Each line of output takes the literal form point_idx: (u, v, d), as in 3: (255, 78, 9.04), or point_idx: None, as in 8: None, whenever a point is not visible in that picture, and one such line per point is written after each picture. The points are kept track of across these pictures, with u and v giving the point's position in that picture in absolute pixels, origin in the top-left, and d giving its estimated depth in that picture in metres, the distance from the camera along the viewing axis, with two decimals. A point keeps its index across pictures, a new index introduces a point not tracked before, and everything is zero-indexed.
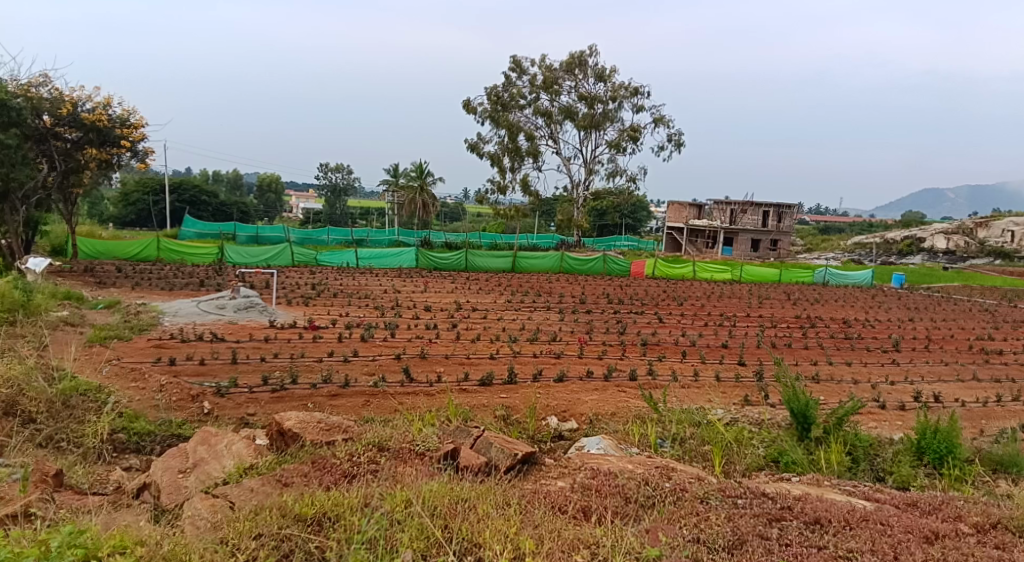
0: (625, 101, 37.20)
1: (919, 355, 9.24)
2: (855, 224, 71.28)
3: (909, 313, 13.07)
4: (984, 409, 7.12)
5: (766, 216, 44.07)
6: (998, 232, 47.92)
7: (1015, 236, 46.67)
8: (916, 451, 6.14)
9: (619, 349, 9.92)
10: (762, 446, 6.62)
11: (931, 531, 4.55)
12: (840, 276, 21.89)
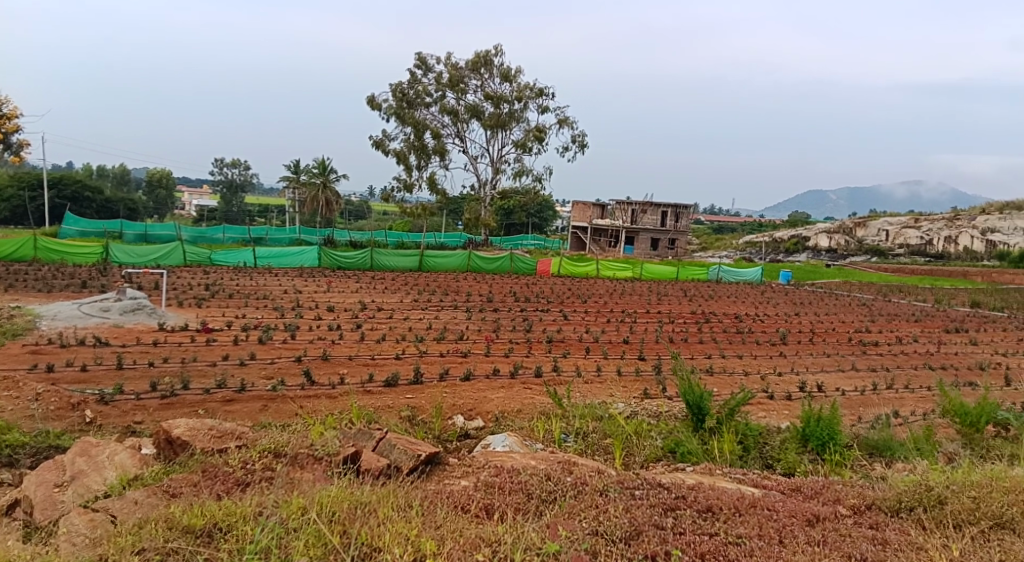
0: (530, 101, 37.63)
1: (804, 348, 9.76)
2: (747, 224, 74.89)
3: (795, 307, 13.82)
4: (862, 397, 7.60)
5: (665, 216, 45.56)
6: (875, 230, 51.46)
7: (889, 235, 50.12)
8: (801, 438, 6.48)
9: (525, 347, 9.98)
10: (660, 438, 6.81)
11: (812, 514, 4.79)
12: (733, 273, 22.90)
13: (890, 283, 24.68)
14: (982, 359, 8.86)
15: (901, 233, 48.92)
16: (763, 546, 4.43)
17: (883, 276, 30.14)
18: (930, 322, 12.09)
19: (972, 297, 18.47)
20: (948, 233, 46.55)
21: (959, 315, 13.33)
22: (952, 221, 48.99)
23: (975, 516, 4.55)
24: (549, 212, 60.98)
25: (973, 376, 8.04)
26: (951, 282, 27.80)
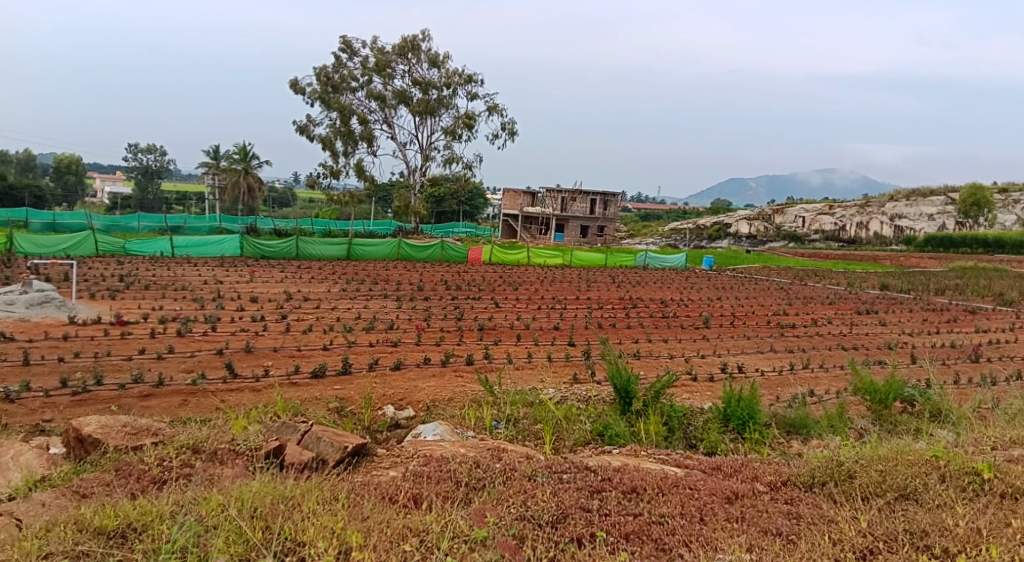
0: (459, 88, 37.43)
1: (725, 331, 10.06)
2: (673, 212, 76.62)
3: (717, 292, 14.23)
4: (780, 377, 7.90)
5: (593, 204, 46.35)
6: (793, 217, 53.46)
7: (806, 222, 52.17)
8: (723, 418, 6.68)
9: (456, 335, 9.94)
10: (589, 421, 6.90)
11: (731, 492, 4.94)
12: (659, 260, 23.44)
13: (806, 268, 25.74)
14: (890, 339, 9.32)
15: (816, 219, 51.05)
16: (684, 525, 4.53)
17: (800, 261, 31.39)
18: (842, 304, 12.65)
19: (881, 280, 19.44)
20: (859, 220, 48.91)
21: (869, 298, 14.01)
22: (863, 208, 51.59)
23: (881, 489, 4.67)
24: (481, 200, 60.84)
25: (882, 355, 8.45)
26: (862, 266, 29.17)
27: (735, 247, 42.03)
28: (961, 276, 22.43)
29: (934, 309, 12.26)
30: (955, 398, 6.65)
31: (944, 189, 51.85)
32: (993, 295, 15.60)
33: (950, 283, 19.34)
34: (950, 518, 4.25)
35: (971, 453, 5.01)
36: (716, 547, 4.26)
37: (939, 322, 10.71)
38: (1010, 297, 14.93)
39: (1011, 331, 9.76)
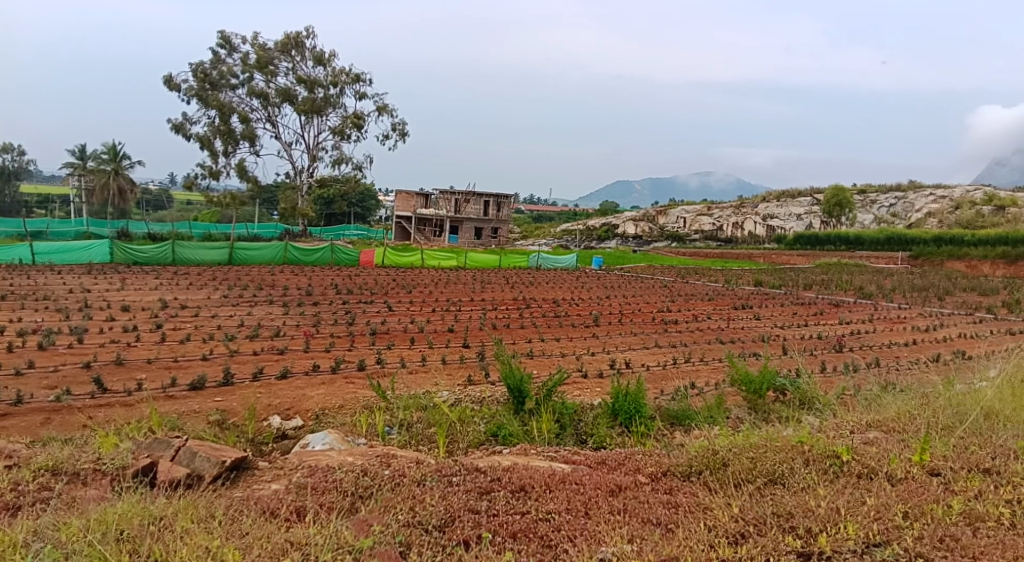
0: (346, 87, 36.78)
1: (614, 328, 10.34)
2: (564, 213, 78.19)
3: (605, 291, 14.61)
4: (664, 371, 8.21)
5: (487, 206, 46.63)
6: (676, 217, 55.70)
7: (688, 222, 54.50)
8: (612, 413, 6.85)
9: (347, 340, 9.71)
10: (483, 422, 6.90)
11: (615, 485, 5.06)
12: (551, 260, 23.84)
13: (688, 266, 26.93)
14: (763, 332, 9.86)
15: (697, 220, 53.52)
16: (570, 520, 4.59)
17: (683, 259, 32.80)
18: (720, 300, 13.30)
19: (756, 277, 20.62)
20: (735, 220, 51.68)
21: (745, 294, 14.78)
22: (739, 210, 54.60)
23: (752, 474, 4.91)
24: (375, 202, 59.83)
25: (756, 347, 8.92)
26: (739, 264, 30.79)
27: (622, 247, 43.50)
28: (825, 272, 24.09)
29: (803, 302, 13.09)
30: (822, 386, 7.09)
31: (811, 191, 55.62)
32: (854, 288, 16.85)
33: (817, 278, 20.75)
34: (813, 499, 4.46)
35: (832, 436, 5.31)
36: (599, 540, 4.33)
37: (808, 315, 11.44)
38: (867, 290, 16.17)
39: (869, 322, 10.55)
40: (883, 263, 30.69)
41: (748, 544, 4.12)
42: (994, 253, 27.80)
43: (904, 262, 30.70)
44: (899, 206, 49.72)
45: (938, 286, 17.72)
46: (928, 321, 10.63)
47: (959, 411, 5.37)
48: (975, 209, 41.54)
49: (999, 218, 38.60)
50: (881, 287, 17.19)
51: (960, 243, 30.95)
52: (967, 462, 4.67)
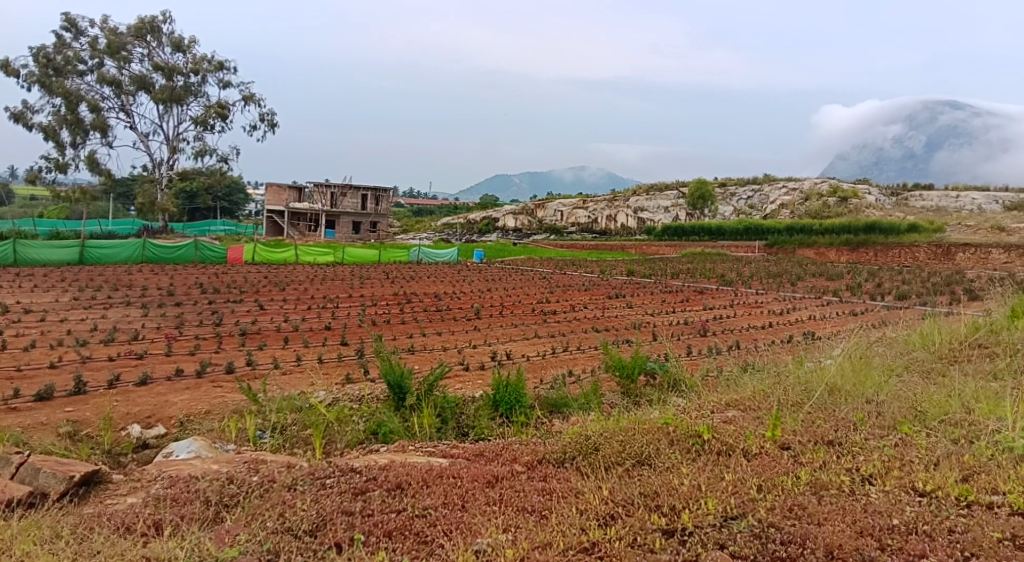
0: (208, 75, 35.00)
1: (495, 321, 10.44)
2: (444, 207, 78.33)
3: (485, 284, 14.73)
4: (544, 360, 8.37)
5: (365, 200, 46.01)
6: (553, 210, 56.84)
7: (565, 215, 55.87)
8: (493, 404, 6.89)
9: (214, 342, 9.24)
10: (362, 421, 6.73)
11: (492, 476, 5.02)
12: (431, 254, 23.73)
13: (564, 258, 27.59)
14: (636, 320, 10.26)
15: (573, 213, 54.95)
16: (446, 514, 4.49)
17: (559, 252, 33.60)
18: (596, 290, 13.71)
19: (628, 267, 21.44)
20: (609, 213, 53.49)
21: (618, 283, 15.31)
22: (612, 202, 56.57)
23: (621, 457, 5.08)
24: (242, 196, 57.36)
25: (628, 334, 9.28)
26: (613, 255, 31.92)
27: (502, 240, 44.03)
28: (691, 261, 25.38)
29: (671, 290, 13.73)
30: (688, 368, 7.47)
31: (677, 183, 58.47)
32: (717, 276, 17.88)
33: (683, 266, 21.85)
34: (677, 479, 4.64)
35: (694, 417, 5.58)
36: (475, 531, 4.26)
37: (675, 302, 12.00)
38: (728, 278, 17.18)
39: (730, 307, 11.20)
40: (742, 252, 32.76)
41: (618, 526, 4.21)
42: (838, 241, 30.34)
43: (761, 251, 32.87)
44: (756, 198, 53.14)
45: (790, 272, 19.08)
46: (782, 305, 11.42)
47: (806, 388, 5.79)
48: (822, 200, 45.14)
49: (841, 209, 42.14)
50: (741, 274, 18.32)
51: (809, 232, 33.36)
52: (813, 436, 4.98)
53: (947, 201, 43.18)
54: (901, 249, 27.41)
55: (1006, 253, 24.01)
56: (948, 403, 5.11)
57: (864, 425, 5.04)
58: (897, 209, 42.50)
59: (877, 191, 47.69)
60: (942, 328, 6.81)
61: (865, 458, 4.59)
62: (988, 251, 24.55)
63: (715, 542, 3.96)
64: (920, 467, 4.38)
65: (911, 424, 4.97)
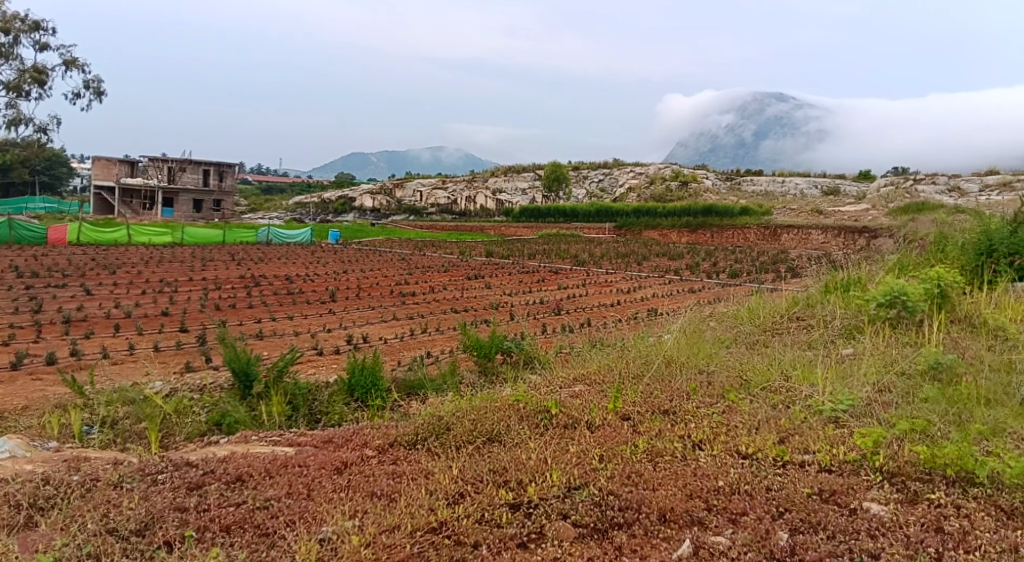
0: (21, 35, 31.52)
1: (351, 303, 10.18)
2: (297, 184, 76.04)
3: (340, 265, 14.33)
4: (402, 342, 8.25)
5: (207, 175, 43.38)
6: (412, 191, 56.33)
7: (424, 194, 55.44)
8: (347, 389, 6.59)
9: (32, 331, 8.39)
10: (204, 412, 6.35)
11: (340, 462, 4.75)
12: (282, 234, 22.84)
13: (423, 239, 27.43)
14: (493, 300, 10.38)
15: (432, 193, 54.70)
16: (290, 504, 4.22)
17: (417, 232, 33.46)
18: (455, 271, 13.71)
19: (486, 248, 21.66)
20: (468, 194, 53.71)
21: (477, 264, 15.42)
22: (471, 183, 56.92)
23: (472, 435, 4.98)
24: (66, 171, 52.24)
25: (486, 314, 9.36)
26: (471, 236, 32.14)
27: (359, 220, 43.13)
28: (547, 241, 26.02)
29: (527, 271, 14.01)
30: (542, 346, 7.64)
31: (530, 165, 59.71)
32: (571, 256, 18.47)
33: (539, 247, 22.40)
34: (525, 453, 4.66)
35: (544, 393, 5.69)
36: (320, 519, 4.02)
37: (532, 282, 12.25)
38: (580, 258, 17.81)
39: (582, 287, 11.59)
40: (594, 233, 34.06)
41: (466, 504, 4.13)
42: (679, 222, 32.20)
43: (611, 232, 34.33)
44: (607, 181, 55.46)
45: (637, 252, 20.06)
46: (630, 284, 11.97)
47: (646, 360, 6.11)
48: (666, 184, 47.78)
49: (683, 193, 44.80)
50: (593, 255, 19.03)
51: (654, 214, 35.19)
52: (651, 406, 5.25)
53: (775, 186, 47.07)
54: (735, 230, 29.54)
55: (822, 234, 26.49)
56: (770, 371, 5.56)
57: (696, 394, 5.39)
58: (731, 193, 45.82)
59: (714, 175, 51.13)
60: (766, 303, 7.39)
61: (696, 425, 4.90)
62: (808, 232, 26.99)
63: (559, 513, 4.06)
64: (743, 431, 4.73)
65: (736, 392, 5.36)
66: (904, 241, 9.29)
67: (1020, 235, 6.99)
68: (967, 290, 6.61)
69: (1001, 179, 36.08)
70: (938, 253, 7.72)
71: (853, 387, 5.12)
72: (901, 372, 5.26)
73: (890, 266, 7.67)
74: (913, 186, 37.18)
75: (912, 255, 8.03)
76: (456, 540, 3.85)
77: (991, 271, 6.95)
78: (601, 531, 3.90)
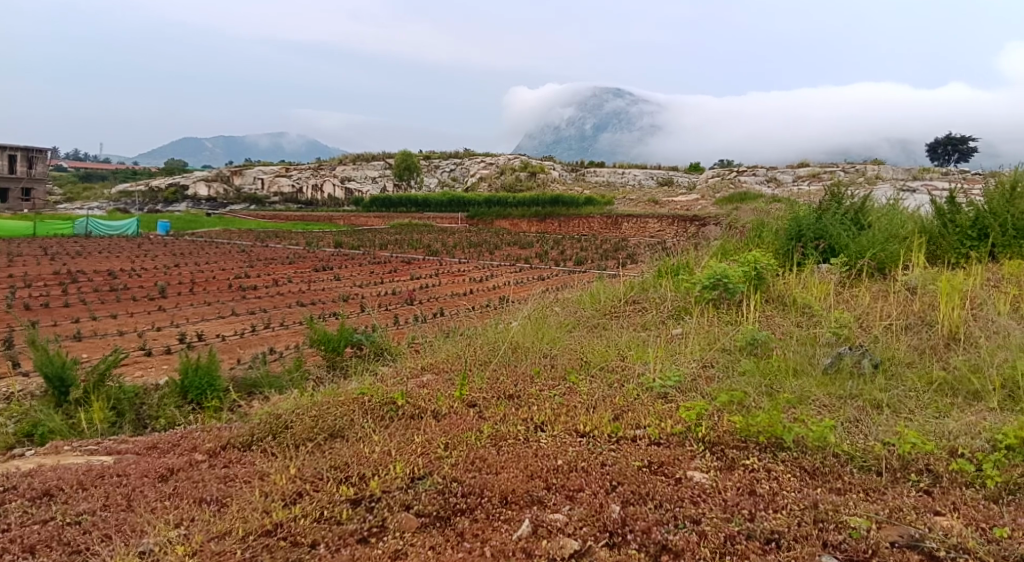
0: None
1: (185, 299, 9.54)
2: (121, 171, 69.91)
3: (173, 259, 13.38)
4: (242, 339, 7.82)
5: (13, 161, 39.43)
6: (251, 178, 53.43)
7: (264, 181, 52.74)
8: (180, 391, 6.14)
9: None
10: (11, 423, 5.71)
11: (166, 469, 4.42)
12: (104, 228, 21.13)
13: (265, 229, 26.18)
14: (343, 292, 10.10)
15: (274, 181, 52.04)
16: (105, 517, 3.87)
17: (259, 222, 31.90)
18: (302, 263, 13.19)
19: (335, 238, 21.00)
20: (313, 182, 51.66)
21: (325, 255, 14.96)
22: (318, 171, 54.99)
23: (313, 432, 4.77)
24: None
25: (335, 307, 9.09)
26: (315, 225, 31.06)
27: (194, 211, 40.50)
28: (398, 231, 25.74)
29: (378, 261, 13.75)
30: (393, 338, 7.51)
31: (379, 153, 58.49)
32: (423, 246, 18.36)
33: (390, 237, 22.09)
34: (368, 447, 4.52)
35: (390, 384, 5.59)
36: (141, 531, 3.72)
37: (383, 273, 12.05)
38: (433, 248, 17.74)
39: (435, 277, 11.53)
40: (447, 223, 34.02)
41: (304, 503, 3.95)
42: (528, 212, 32.89)
43: (463, 222, 34.52)
44: (459, 170, 55.70)
45: (489, 241, 20.29)
46: (482, 273, 12.04)
47: (493, 347, 6.18)
48: (515, 175, 48.60)
49: (533, 183, 45.93)
50: (445, 244, 19.05)
51: (506, 204, 35.78)
52: (496, 392, 5.32)
53: (616, 177, 49.32)
54: (580, 219, 30.62)
55: (658, 222, 27.91)
56: (607, 352, 5.80)
57: (539, 377, 5.53)
58: (576, 184, 47.33)
59: (562, 167, 52.83)
60: (606, 289, 7.70)
61: (538, 408, 5.02)
62: (647, 222, 28.55)
63: (401, 503, 3.97)
64: (582, 411, 4.91)
65: (577, 373, 5.55)
66: (728, 228, 10.00)
67: (823, 221, 7.74)
68: (781, 271, 7.23)
69: (812, 170, 39.92)
70: (755, 239, 8.40)
71: (681, 364, 5.45)
72: (723, 348, 5.66)
73: (714, 251, 8.24)
74: (739, 177, 40.41)
75: (733, 241, 8.68)
76: (292, 542, 3.68)
77: (800, 254, 7.65)
78: (443, 519, 3.88)
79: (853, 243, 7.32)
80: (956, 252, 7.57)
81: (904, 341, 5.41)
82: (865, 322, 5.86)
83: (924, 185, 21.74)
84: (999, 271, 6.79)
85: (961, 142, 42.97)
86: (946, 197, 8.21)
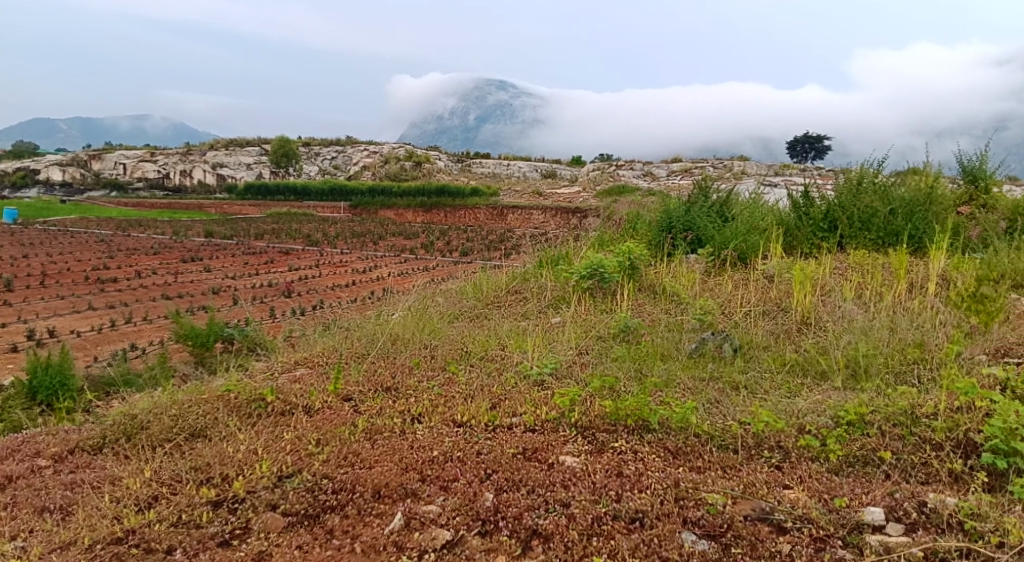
0: None
1: (35, 293, 8.80)
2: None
3: (21, 249, 12.29)
4: (100, 336, 7.30)
5: None
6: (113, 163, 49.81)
7: (127, 167, 49.60)
8: (27, 393, 5.66)
9: None
10: None
11: (3, 478, 4.08)
12: None
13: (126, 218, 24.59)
14: (214, 284, 9.62)
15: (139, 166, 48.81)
16: None
17: (118, 210, 29.88)
18: (168, 254, 12.44)
19: (207, 227, 19.98)
20: (183, 167, 48.72)
21: (195, 246, 14.21)
22: (189, 155, 52.20)
23: (172, 432, 4.52)
24: None
25: (205, 300, 8.66)
26: (179, 214, 29.43)
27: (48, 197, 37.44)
28: (277, 221, 24.81)
29: (254, 252, 13.21)
30: (268, 332, 7.23)
31: (261, 139, 56.05)
32: (303, 236, 17.78)
33: (267, 226, 21.24)
34: (232, 446, 4.31)
35: (261, 380, 5.37)
36: None
37: (259, 264, 11.58)
38: (314, 238, 17.19)
39: (316, 268, 11.20)
40: (328, 213, 33.18)
41: (160, 507, 3.74)
42: (414, 202, 32.58)
43: (345, 211, 33.75)
44: (341, 158, 54.40)
45: (371, 232, 19.90)
46: (364, 264, 11.80)
47: (372, 339, 6.08)
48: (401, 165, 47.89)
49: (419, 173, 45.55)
50: (327, 234, 18.53)
51: (389, 194, 35.39)
52: (372, 384, 5.23)
53: (502, 168, 49.55)
54: (467, 210, 30.61)
55: (542, 214, 28.21)
56: (487, 342, 5.83)
57: (418, 368, 5.49)
58: (465, 175, 47.20)
59: (450, 159, 52.69)
60: (489, 279, 7.73)
61: (416, 399, 4.98)
62: (530, 213, 28.72)
63: (267, 503, 3.82)
64: (459, 401, 4.91)
65: (457, 363, 5.56)
66: (605, 219, 10.27)
67: (692, 213, 8.12)
68: (653, 262, 7.53)
69: (686, 165, 41.73)
70: (631, 230, 8.70)
71: (558, 351, 5.55)
72: (598, 336, 5.81)
73: (592, 242, 8.45)
74: (619, 171, 41.67)
75: (610, 233, 8.92)
76: (145, 549, 3.48)
77: (670, 245, 7.99)
78: (312, 517, 3.77)
79: (718, 234, 7.71)
80: (810, 243, 8.14)
81: (762, 326, 5.73)
82: (727, 308, 6.19)
83: (784, 181, 23.16)
84: (847, 260, 7.34)
85: (819, 141, 46.05)
86: (802, 192, 8.78)
